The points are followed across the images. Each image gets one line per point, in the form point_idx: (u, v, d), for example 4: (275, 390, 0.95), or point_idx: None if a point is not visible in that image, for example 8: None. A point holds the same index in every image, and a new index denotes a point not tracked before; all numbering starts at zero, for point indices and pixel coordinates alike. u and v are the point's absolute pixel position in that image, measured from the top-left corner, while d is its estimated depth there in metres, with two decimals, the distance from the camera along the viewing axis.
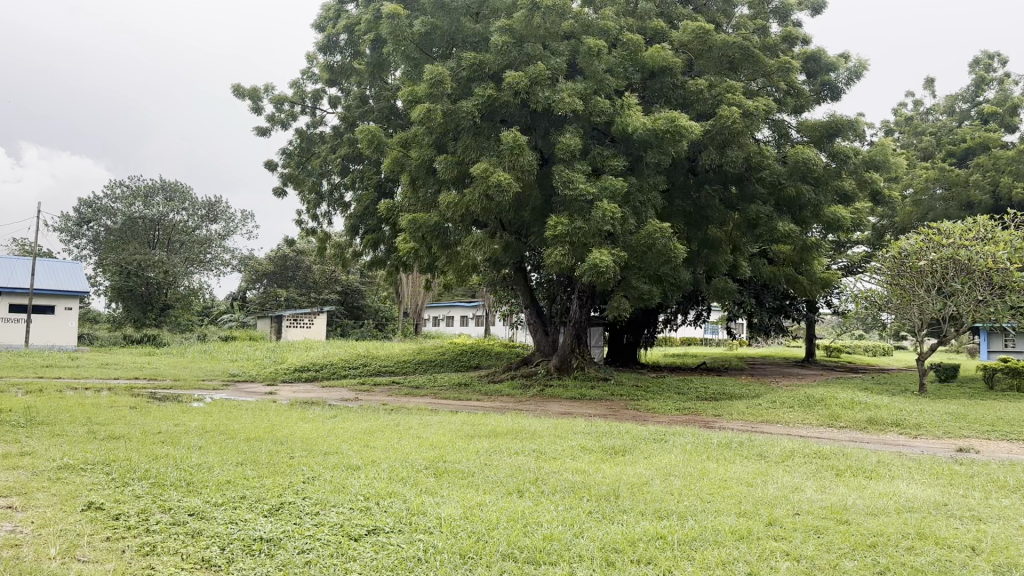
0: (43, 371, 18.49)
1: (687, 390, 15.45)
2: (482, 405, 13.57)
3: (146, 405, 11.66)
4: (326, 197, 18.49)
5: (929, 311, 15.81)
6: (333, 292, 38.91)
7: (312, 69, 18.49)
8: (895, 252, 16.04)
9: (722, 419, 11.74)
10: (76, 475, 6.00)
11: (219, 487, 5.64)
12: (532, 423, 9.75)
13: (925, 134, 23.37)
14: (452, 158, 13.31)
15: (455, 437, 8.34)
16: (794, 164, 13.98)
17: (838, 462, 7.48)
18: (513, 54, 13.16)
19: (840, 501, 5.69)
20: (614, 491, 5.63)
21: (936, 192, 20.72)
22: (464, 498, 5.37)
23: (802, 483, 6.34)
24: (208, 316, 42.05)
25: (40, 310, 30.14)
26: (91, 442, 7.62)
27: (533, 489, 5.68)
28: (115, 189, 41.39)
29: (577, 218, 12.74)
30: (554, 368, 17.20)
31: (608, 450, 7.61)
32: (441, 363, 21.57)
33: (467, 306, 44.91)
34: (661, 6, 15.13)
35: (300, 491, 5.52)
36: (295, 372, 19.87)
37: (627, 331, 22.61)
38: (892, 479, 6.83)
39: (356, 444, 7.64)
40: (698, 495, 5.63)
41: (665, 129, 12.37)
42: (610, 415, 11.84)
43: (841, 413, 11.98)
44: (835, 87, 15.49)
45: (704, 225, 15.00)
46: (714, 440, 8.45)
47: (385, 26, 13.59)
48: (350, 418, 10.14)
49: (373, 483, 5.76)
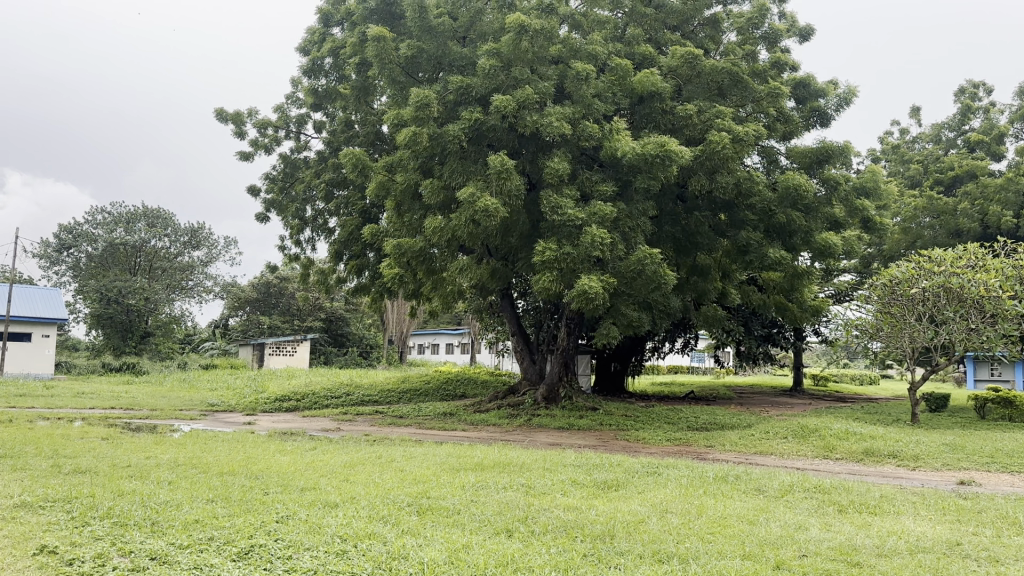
0: (16, 401, 17.87)
1: (677, 420, 15.08)
2: (468, 436, 13.14)
3: (119, 436, 11.17)
4: (310, 222, 18.15)
5: (921, 339, 15.66)
6: (317, 319, 38.35)
7: (296, 93, 18.28)
8: (886, 279, 15.88)
9: (715, 451, 11.43)
10: (33, 513, 5.59)
11: (186, 528, 5.25)
12: (521, 455, 9.37)
13: (912, 162, 23.36)
14: (437, 182, 13.07)
15: (439, 470, 8.00)
16: (784, 191, 13.79)
17: (840, 497, 7.16)
18: (500, 78, 12.94)
19: (848, 541, 5.38)
20: (609, 531, 5.30)
21: (925, 220, 20.77)
22: (448, 539, 5.02)
23: (806, 521, 6.00)
24: (189, 344, 41.37)
25: (16, 338, 29.45)
26: (54, 476, 7.22)
27: (523, 529, 5.34)
28: (96, 215, 40.82)
29: (566, 243, 12.49)
30: (542, 398, 16.84)
31: (600, 485, 7.27)
32: (426, 393, 21.10)
33: (453, 334, 44.59)
34: (649, 32, 15.01)
35: (274, 532, 5.15)
36: (275, 401, 19.33)
37: (615, 359, 22.32)
38: (896, 515, 6.52)
39: (336, 479, 7.27)
40: (697, 535, 5.30)
41: (655, 154, 12.17)
42: (600, 446, 11.51)
43: (836, 444, 11.70)
44: (825, 113, 15.36)
45: (693, 251, 14.79)
46: (710, 473, 8.13)
47: (370, 49, 13.33)
48: (331, 450, 9.72)
49: (352, 522, 5.39)
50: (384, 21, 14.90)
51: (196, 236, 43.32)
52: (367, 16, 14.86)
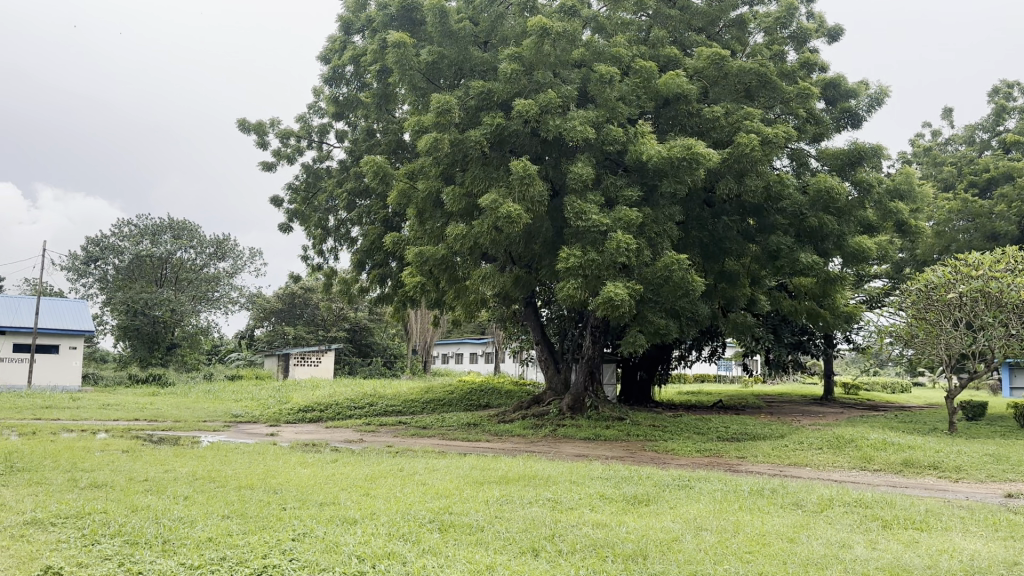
0: (41, 413, 17.81)
1: (707, 430, 14.71)
2: (492, 447, 12.86)
3: (140, 449, 11.01)
4: (333, 232, 17.95)
5: (959, 346, 15.09)
6: (341, 330, 38.35)
7: (318, 102, 18.19)
8: (921, 284, 15.40)
9: (747, 462, 11.08)
10: (42, 531, 5.39)
11: (198, 547, 5.03)
12: (547, 468, 9.07)
13: (945, 164, 22.85)
14: (459, 190, 12.87)
15: (463, 483, 7.75)
16: (816, 194, 13.42)
17: (883, 512, 6.82)
18: (523, 82, 12.72)
19: (898, 561, 5.04)
20: (640, 550, 5.01)
21: (959, 223, 20.28)
22: (471, 560, 4.76)
23: (850, 539, 5.67)
24: (215, 355, 41.51)
25: (44, 349, 29.55)
26: (70, 492, 7.02)
27: (549, 548, 5.06)
28: (123, 228, 41.11)
29: (590, 249, 12.20)
30: (567, 408, 16.56)
31: (629, 500, 6.95)
32: (450, 402, 20.85)
33: (477, 344, 44.40)
34: (673, 34, 14.72)
35: (289, 551, 4.92)
36: (299, 412, 19.18)
37: (641, 367, 21.96)
38: (945, 532, 6.18)
39: (355, 493, 7.03)
40: (735, 555, 4.99)
41: (682, 157, 11.90)
42: (628, 458, 11.20)
43: (873, 454, 11.29)
44: (856, 115, 14.96)
45: (721, 257, 14.43)
46: (745, 487, 7.79)
47: (391, 55, 13.14)
48: (353, 463, 9.48)
49: (371, 540, 5.15)
50: (405, 27, 14.67)
51: (222, 248, 43.53)
52: (388, 22, 14.68)
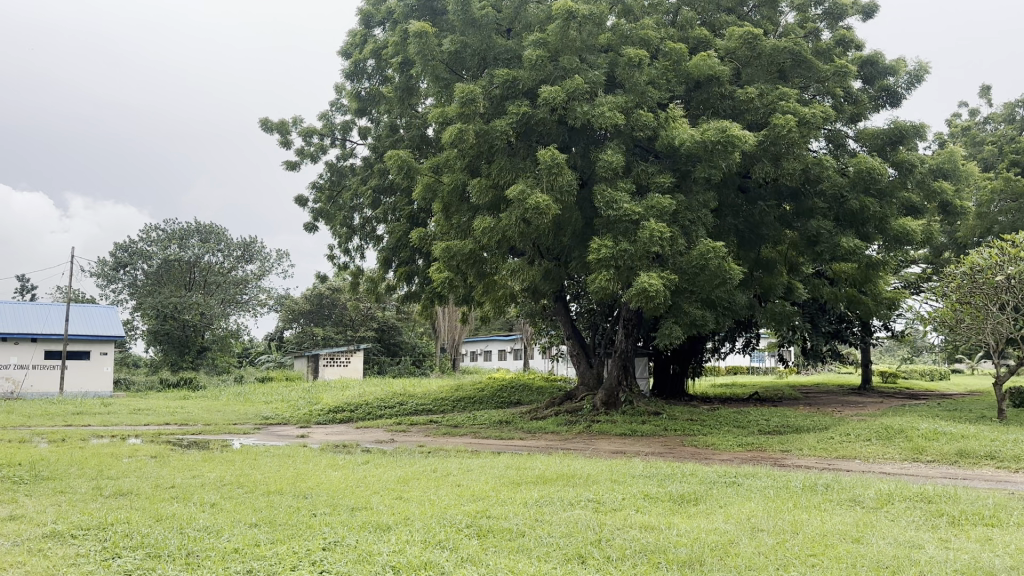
0: (74, 419, 17.83)
1: (747, 424, 14.25)
2: (526, 444, 12.53)
3: (171, 454, 10.84)
4: (358, 231, 17.69)
5: (1006, 330, 14.49)
6: (369, 329, 38.15)
7: (340, 99, 17.93)
8: (966, 267, 14.77)
9: (792, 456, 10.64)
10: (61, 545, 5.12)
11: (224, 560, 4.73)
12: (585, 465, 8.74)
13: (985, 144, 22.16)
14: (485, 181, 12.51)
15: (499, 484, 7.40)
16: (856, 175, 12.94)
17: (947, 507, 6.37)
18: (549, 69, 12.36)
19: (977, 561, 4.61)
20: (696, 556, 4.64)
21: (1001, 203, 19.62)
22: (513, 568, 4.42)
23: (920, 537, 5.26)
24: (246, 358, 41.74)
25: (74, 356, 29.64)
26: (95, 501, 6.78)
27: (597, 554, 4.70)
28: (151, 232, 41.26)
29: (622, 239, 11.80)
30: (601, 403, 16.17)
31: (677, 500, 6.56)
32: (481, 401, 20.55)
33: (505, 340, 44.06)
34: (702, 15, 14.34)
35: (320, 562, 4.60)
36: (330, 413, 19.02)
37: (673, 360, 21.54)
38: (1019, 527, 5.74)
39: (388, 497, 6.73)
40: (798, 559, 4.61)
41: (716, 141, 11.46)
42: (667, 453, 10.83)
43: (925, 445, 10.79)
44: (895, 92, 14.40)
45: (757, 244, 14.01)
46: (797, 483, 7.36)
47: (413, 44, 12.83)
48: (385, 464, 9.19)
49: (407, 548, 4.85)
50: (426, 17, 14.41)
51: (248, 250, 43.68)
52: (408, 13, 14.40)
